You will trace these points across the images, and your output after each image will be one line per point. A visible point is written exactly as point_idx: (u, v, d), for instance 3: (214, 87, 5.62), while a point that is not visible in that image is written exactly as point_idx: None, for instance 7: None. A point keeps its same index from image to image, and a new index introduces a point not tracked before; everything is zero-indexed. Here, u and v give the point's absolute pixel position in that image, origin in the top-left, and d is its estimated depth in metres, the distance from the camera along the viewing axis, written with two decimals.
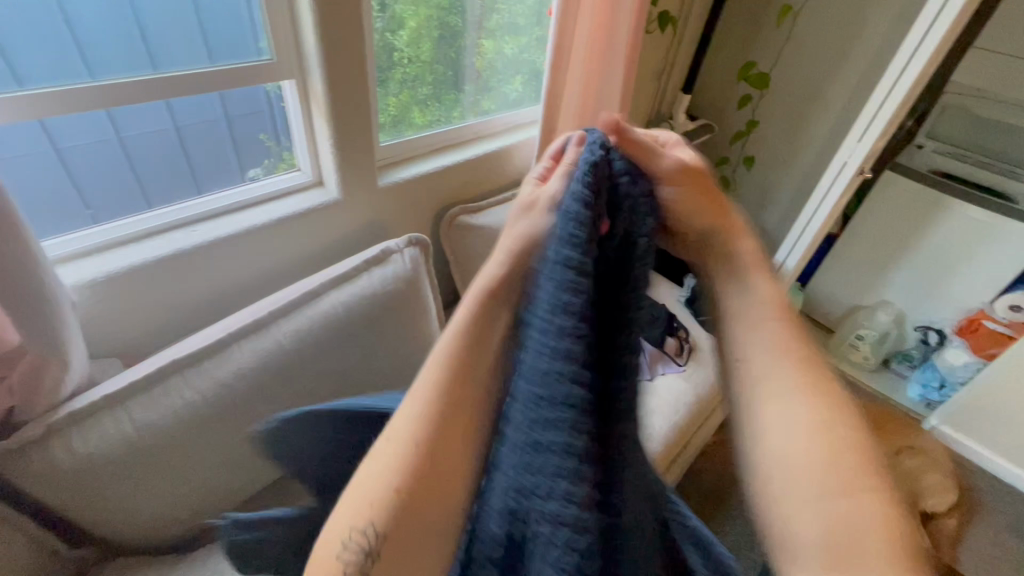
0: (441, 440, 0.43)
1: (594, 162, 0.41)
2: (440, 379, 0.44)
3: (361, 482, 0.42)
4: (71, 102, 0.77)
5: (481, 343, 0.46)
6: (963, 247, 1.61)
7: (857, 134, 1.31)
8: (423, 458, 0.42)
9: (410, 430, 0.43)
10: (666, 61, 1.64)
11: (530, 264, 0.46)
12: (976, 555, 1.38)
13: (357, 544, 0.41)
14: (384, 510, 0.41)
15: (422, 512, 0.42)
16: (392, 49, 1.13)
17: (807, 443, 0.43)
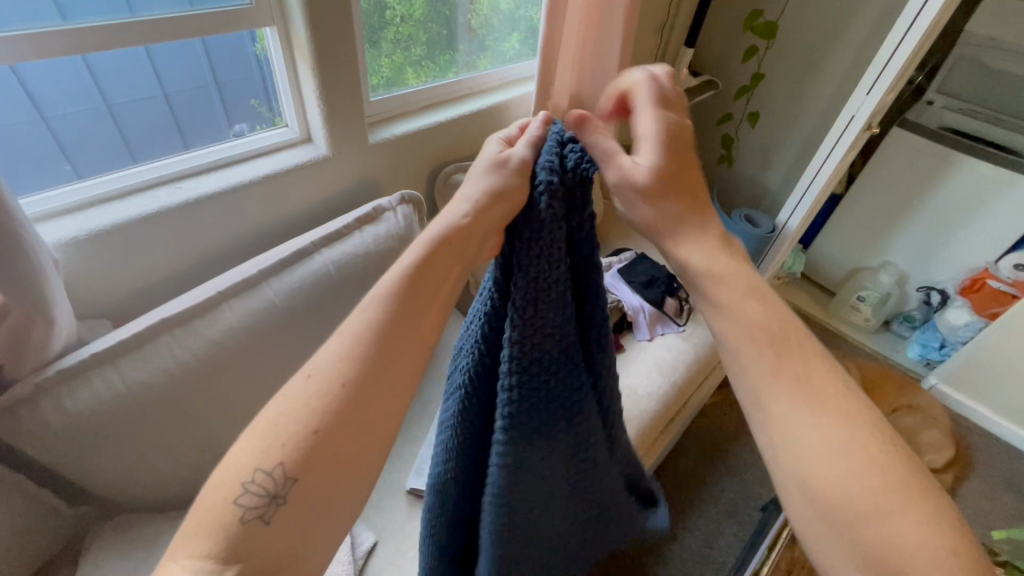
0: (370, 380, 0.40)
1: (558, 145, 0.50)
2: (376, 320, 0.42)
3: (274, 417, 0.39)
4: (41, 47, 0.73)
5: (421, 282, 0.44)
6: (970, 204, 1.57)
7: (867, 85, 1.25)
8: (348, 398, 0.39)
9: (335, 367, 0.40)
10: (668, 12, 1.57)
11: (491, 219, 0.47)
12: (969, 508, 1.40)
13: (258, 487, 0.37)
14: (297, 450, 0.38)
15: (345, 457, 0.39)
16: (384, 7, 1.07)
17: (818, 452, 0.40)
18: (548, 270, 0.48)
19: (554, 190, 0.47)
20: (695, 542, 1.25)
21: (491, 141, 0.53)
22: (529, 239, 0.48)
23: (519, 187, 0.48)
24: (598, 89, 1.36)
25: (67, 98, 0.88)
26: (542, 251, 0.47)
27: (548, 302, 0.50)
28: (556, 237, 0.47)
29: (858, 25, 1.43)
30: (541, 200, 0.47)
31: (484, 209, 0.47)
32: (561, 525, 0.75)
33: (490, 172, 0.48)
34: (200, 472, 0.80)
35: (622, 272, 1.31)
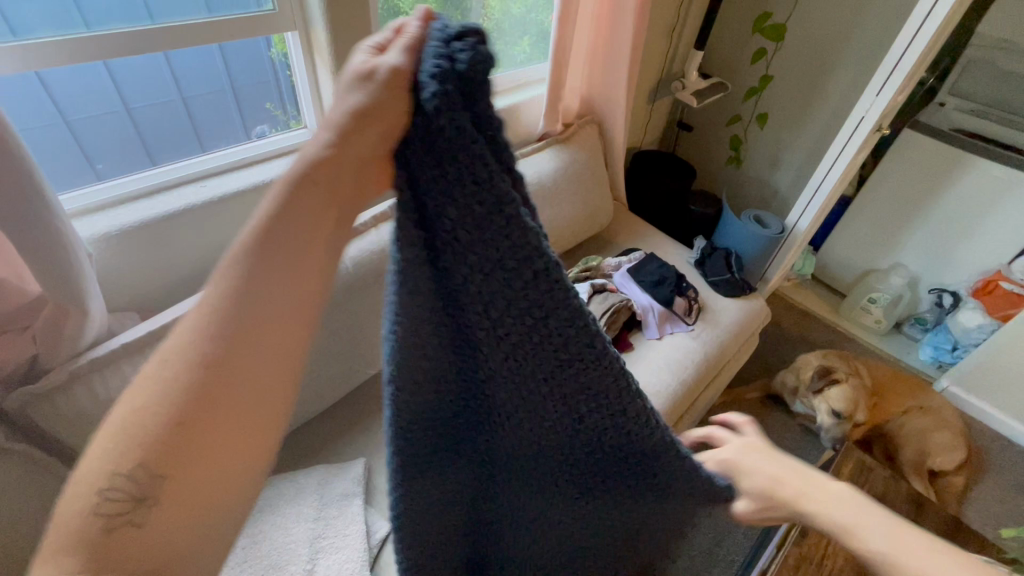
0: (225, 365, 0.35)
1: (443, 41, 0.36)
2: (230, 293, 0.35)
3: (131, 412, 0.34)
4: (73, 52, 0.77)
5: (280, 240, 0.37)
6: (982, 206, 1.57)
7: (876, 86, 1.26)
8: (205, 388, 0.34)
9: (190, 351, 0.34)
10: (678, 14, 1.58)
11: (368, 144, 0.37)
12: (982, 510, 1.39)
13: (119, 492, 0.33)
14: (153, 448, 0.33)
15: (220, 455, 0.34)
16: (399, 12, 1.10)
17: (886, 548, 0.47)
18: (464, 193, 0.38)
19: (439, 97, 0.35)
20: (703, 540, 1.26)
21: (359, 50, 0.38)
22: (425, 160, 0.37)
23: (393, 105, 0.37)
24: (609, 91, 1.38)
25: (86, 102, 0.90)
26: (444, 174, 0.37)
27: (487, 230, 0.40)
28: (466, 153, 0.37)
29: (868, 27, 1.43)
30: (433, 111, 0.35)
31: (352, 134, 0.37)
32: (593, 509, 0.64)
33: (353, 87, 0.37)
34: None
35: (631, 271, 1.32)
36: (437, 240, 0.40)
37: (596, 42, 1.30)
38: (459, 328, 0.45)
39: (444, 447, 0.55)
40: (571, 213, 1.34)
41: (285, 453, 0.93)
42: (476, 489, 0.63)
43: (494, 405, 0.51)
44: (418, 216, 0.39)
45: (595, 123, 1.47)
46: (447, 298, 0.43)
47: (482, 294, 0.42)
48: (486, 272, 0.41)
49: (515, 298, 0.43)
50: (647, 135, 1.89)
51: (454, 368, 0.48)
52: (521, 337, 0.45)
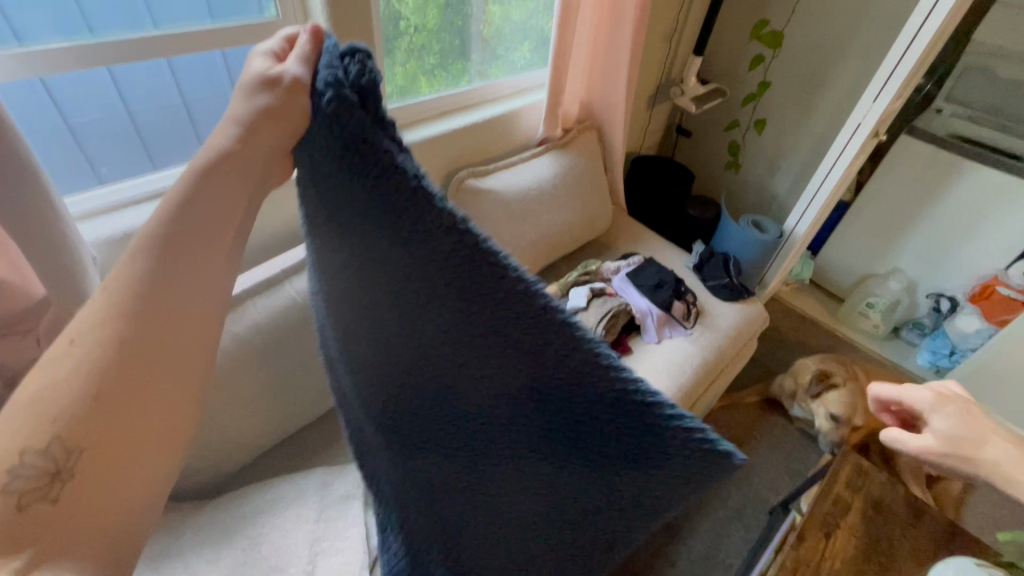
0: (138, 346, 0.38)
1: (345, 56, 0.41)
2: (134, 277, 0.39)
3: (45, 388, 0.35)
4: (78, 59, 0.78)
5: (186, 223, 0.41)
6: (979, 212, 1.58)
7: (872, 94, 1.28)
8: (116, 366, 0.37)
9: (101, 332, 0.37)
10: (677, 21, 1.60)
11: (273, 138, 0.43)
12: (979, 514, 1.40)
13: (34, 469, 0.33)
14: (72, 421, 0.35)
15: (136, 435, 0.37)
16: (401, 18, 1.12)
17: None
18: (344, 162, 0.40)
19: (341, 102, 0.38)
20: (701, 543, 1.27)
21: (258, 63, 0.45)
22: (320, 150, 0.41)
23: (295, 108, 0.43)
24: (608, 98, 1.40)
25: (87, 105, 0.92)
26: (328, 154, 0.40)
27: (366, 186, 0.40)
28: (342, 129, 0.39)
29: (865, 34, 1.45)
30: (326, 108, 0.39)
31: (260, 130, 0.43)
32: (617, 535, 0.51)
33: (241, 101, 0.43)
34: (227, 459, 0.86)
35: (630, 275, 1.33)
36: (336, 211, 0.43)
37: (596, 48, 1.32)
38: (372, 293, 0.46)
39: (417, 436, 0.56)
40: (571, 217, 1.35)
41: (286, 454, 0.94)
42: (469, 499, 0.58)
43: (451, 391, 0.49)
44: (342, 203, 0.42)
45: (595, 128, 1.49)
46: (383, 278, 0.45)
47: (379, 251, 0.43)
48: (376, 229, 0.42)
49: (407, 250, 0.41)
50: (646, 140, 1.91)
51: (404, 348, 0.49)
52: (419, 294, 0.44)
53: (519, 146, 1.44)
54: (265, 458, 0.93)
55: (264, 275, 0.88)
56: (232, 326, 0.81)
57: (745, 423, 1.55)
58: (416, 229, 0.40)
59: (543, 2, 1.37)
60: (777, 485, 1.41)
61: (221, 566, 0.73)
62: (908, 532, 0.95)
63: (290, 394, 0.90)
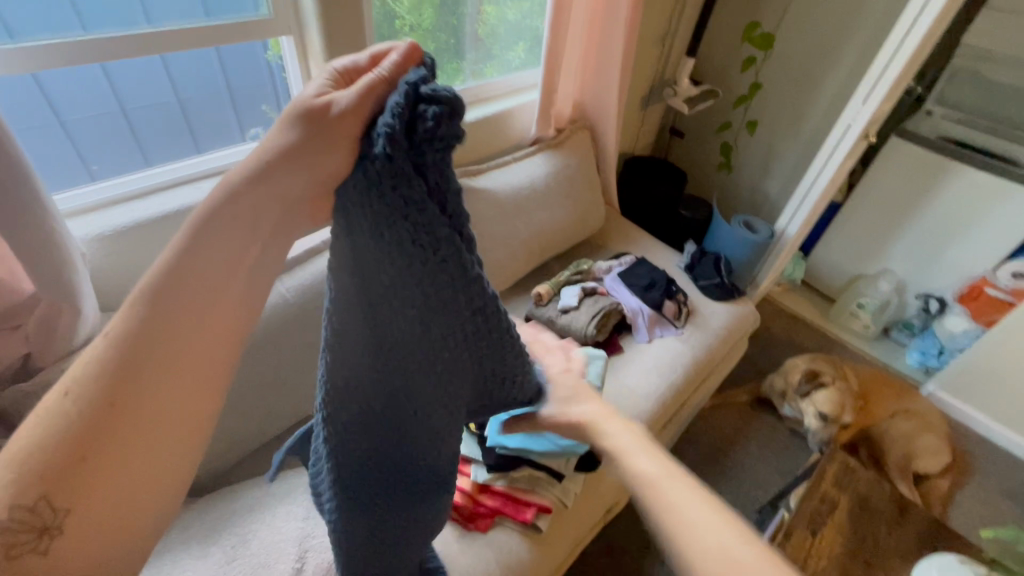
0: (127, 402, 0.37)
1: (410, 97, 0.38)
2: (129, 331, 0.37)
3: (34, 441, 0.35)
4: (69, 55, 0.78)
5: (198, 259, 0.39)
6: (967, 213, 1.60)
7: (862, 96, 1.29)
8: (109, 424, 0.36)
9: (95, 388, 0.36)
10: (671, 22, 1.61)
11: (310, 172, 0.40)
12: (966, 512, 1.41)
13: (24, 519, 0.34)
14: (58, 481, 0.35)
15: (128, 492, 0.37)
16: (394, 15, 1.12)
17: (630, 448, 0.54)
18: (394, 220, 0.41)
19: (393, 147, 0.38)
20: None
21: (323, 79, 0.42)
22: (365, 196, 0.40)
23: (339, 142, 0.40)
24: (602, 98, 1.40)
25: (79, 100, 0.91)
26: (379, 206, 0.40)
27: (413, 247, 0.43)
28: (403, 188, 0.40)
29: (857, 36, 1.46)
30: (380, 153, 0.38)
31: (294, 162, 0.40)
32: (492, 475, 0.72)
33: (293, 124, 0.40)
34: (216, 456, 0.86)
35: (622, 275, 1.33)
36: (365, 257, 0.42)
37: (590, 49, 1.32)
38: (388, 338, 0.48)
39: (380, 457, 0.57)
40: (563, 217, 1.36)
41: (274, 452, 0.94)
42: (410, 496, 0.63)
43: (435, 416, 0.55)
44: (359, 254, 0.42)
45: (588, 128, 1.49)
46: (391, 327, 0.47)
47: (408, 301, 0.46)
48: (411, 283, 0.45)
49: (437, 303, 0.47)
50: (639, 141, 1.92)
51: (393, 384, 0.51)
52: (444, 338, 0.49)
53: (512, 146, 1.44)
54: (253, 455, 0.93)
55: (309, 246, 0.96)
56: (281, 285, 0.89)
57: (735, 422, 1.56)
58: (451, 286, 0.47)
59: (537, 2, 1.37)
60: (766, 484, 1.42)
61: (209, 561, 0.73)
62: (894, 529, 0.96)
63: (280, 391, 0.90)
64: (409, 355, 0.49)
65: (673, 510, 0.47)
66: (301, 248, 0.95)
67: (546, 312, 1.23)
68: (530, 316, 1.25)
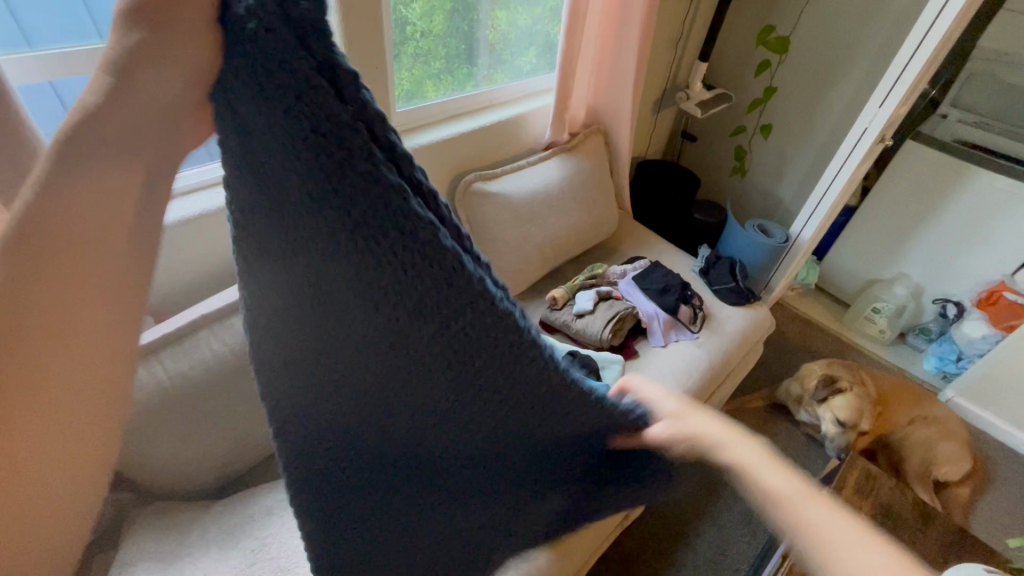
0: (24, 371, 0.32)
1: None
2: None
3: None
4: (88, 61, 0.79)
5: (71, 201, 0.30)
6: (984, 217, 1.58)
7: (879, 98, 1.28)
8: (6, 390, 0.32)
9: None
10: (683, 27, 1.61)
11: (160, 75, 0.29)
12: (988, 520, 1.39)
13: None
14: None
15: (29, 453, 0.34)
16: (406, 21, 1.12)
17: (771, 475, 0.42)
18: (281, 131, 0.30)
19: (245, 22, 0.28)
20: (708, 549, 1.26)
21: None
22: (236, 102, 0.30)
23: (187, 33, 0.29)
24: (615, 103, 1.41)
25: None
26: (256, 112, 0.30)
27: (316, 169, 0.31)
28: (271, 80, 0.29)
29: (872, 39, 1.45)
30: (236, 33, 0.28)
31: (137, 71, 0.29)
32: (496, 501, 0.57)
33: (123, 26, 0.28)
34: (232, 462, 0.87)
35: (636, 279, 1.32)
36: (277, 195, 0.32)
37: (603, 54, 1.33)
38: (324, 301, 0.37)
39: (331, 442, 0.47)
40: (576, 221, 1.36)
41: None
42: (380, 493, 0.54)
43: (390, 397, 0.43)
44: (268, 192, 0.32)
45: (601, 133, 1.49)
46: (324, 286, 0.36)
47: (331, 249, 0.34)
48: (328, 222, 0.33)
49: (370, 252, 0.33)
50: (651, 145, 1.92)
51: (342, 359, 0.41)
52: (393, 302, 0.36)
53: (525, 151, 1.45)
54: (267, 462, 0.94)
55: (148, 340, 0.76)
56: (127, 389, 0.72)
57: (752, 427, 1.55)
58: (384, 225, 0.32)
59: (549, 8, 1.38)
60: None
61: (230, 565, 0.72)
62: (918, 537, 0.94)
63: None
64: (357, 324, 0.38)
65: (817, 537, 0.39)
66: (139, 342, 0.75)
67: (561, 316, 1.23)
68: (545, 320, 1.25)
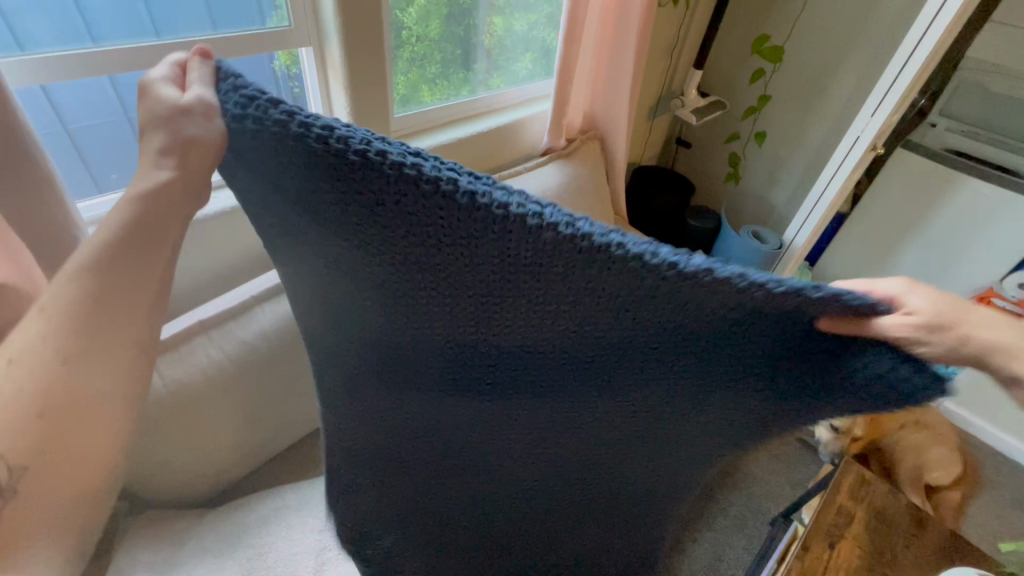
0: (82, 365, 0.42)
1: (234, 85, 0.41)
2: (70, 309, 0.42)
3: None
4: (80, 66, 0.78)
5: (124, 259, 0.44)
6: (973, 224, 1.60)
7: (871, 107, 1.29)
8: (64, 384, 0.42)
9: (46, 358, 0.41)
10: (678, 34, 1.63)
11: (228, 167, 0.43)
12: (979, 524, 1.40)
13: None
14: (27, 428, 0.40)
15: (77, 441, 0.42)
16: (402, 26, 1.12)
17: None
18: (315, 166, 0.38)
19: (248, 118, 0.39)
20: (704, 554, 1.27)
21: (166, 87, 0.44)
22: (279, 165, 0.39)
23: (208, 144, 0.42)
24: (611, 109, 1.41)
25: (86, 109, 0.91)
26: (297, 168, 0.39)
27: (348, 186, 0.38)
28: (279, 141, 0.38)
29: (863, 48, 1.48)
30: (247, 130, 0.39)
31: (185, 161, 0.43)
32: (702, 451, 0.54)
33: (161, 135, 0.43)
34: (226, 470, 0.86)
35: None
36: (353, 226, 0.41)
37: (599, 61, 1.34)
38: (435, 292, 0.43)
39: (443, 404, 0.57)
40: None
41: (280, 469, 0.93)
42: (560, 441, 0.58)
43: (551, 380, 0.49)
44: (340, 224, 0.41)
45: (597, 139, 1.50)
46: (426, 278, 0.42)
47: (403, 239, 0.40)
48: (386, 213, 0.39)
49: (428, 230, 0.39)
50: (646, 151, 1.93)
51: (482, 345, 0.47)
52: (483, 279, 0.41)
53: (522, 156, 1.45)
54: (262, 468, 0.93)
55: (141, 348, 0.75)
56: None
57: None
58: (413, 194, 0.38)
59: (545, 14, 1.38)
60: (777, 496, 1.41)
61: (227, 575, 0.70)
62: (912, 542, 0.95)
63: (293, 402, 0.90)
64: (474, 310, 0.44)
65: None
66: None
67: None
68: None
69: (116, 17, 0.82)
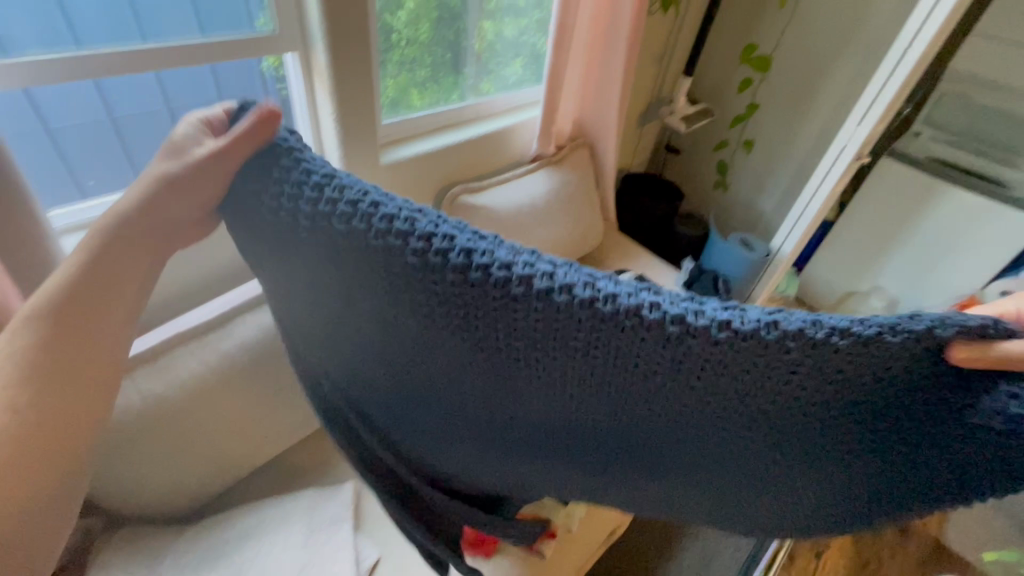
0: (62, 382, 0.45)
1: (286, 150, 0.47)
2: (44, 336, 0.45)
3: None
4: (64, 69, 0.76)
5: (103, 271, 0.48)
6: (957, 232, 1.63)
7: (858, 117, 1.30)
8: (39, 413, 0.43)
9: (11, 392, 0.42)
10: (668, 42, 1.63)
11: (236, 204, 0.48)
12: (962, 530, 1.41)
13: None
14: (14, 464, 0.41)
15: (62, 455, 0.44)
16: (390, 30, 1.11)
17: None
18: (381, 236, 0.45)
19: (314, 190, 0.45)
20: (693, 562, 1.27)
21: (189, 128, 0.50)
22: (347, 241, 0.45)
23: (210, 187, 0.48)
24: (601, 116, 1.41)
25: (69, 112, 0.89)
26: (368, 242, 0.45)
27: (428, 267, 0.45)
28: (348, 217, 0.45)
29: (850, 57, 1.49)
30: (305, 207, 0.45)
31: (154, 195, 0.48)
32: (829, 496, 0.55)
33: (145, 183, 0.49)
34: (206, 484, 0.84)
35: None
36: (439, 300, 0.46)
37: (590, 67, 1.33)
38: (532, 358, 0.48)
39: (534, 452, 0.62)
40: (563, 233, 1.36)
41: (263, 482, 0.91)
42: (677, 491, 0.62)
43: (652, 433, 0.52)
44: (420, 300, 0.47)
45: (587, 146, 1.50)
46: (516, 346, 0.47)
47: (474, 305, 0.45)
48: (467, 285, 0.44)
49: (505, 297, 0.44)
50: (636, 158, 1.93)
51: (576, 403, 0.51)
52: (570, 344, 0.45)
53: (511, 163, 1.45)
54: (246, 480, 0.91)
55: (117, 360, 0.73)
56: None
57: None
58: (481, 266, 0.44)
59: (535, 19, 1.38)
60: None
61: None
62: None
63: (276, 414, 0.88)
64: (562, 372, 0.48)
65: None
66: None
67: None
68: None
69: (101, 22, 0.81)
